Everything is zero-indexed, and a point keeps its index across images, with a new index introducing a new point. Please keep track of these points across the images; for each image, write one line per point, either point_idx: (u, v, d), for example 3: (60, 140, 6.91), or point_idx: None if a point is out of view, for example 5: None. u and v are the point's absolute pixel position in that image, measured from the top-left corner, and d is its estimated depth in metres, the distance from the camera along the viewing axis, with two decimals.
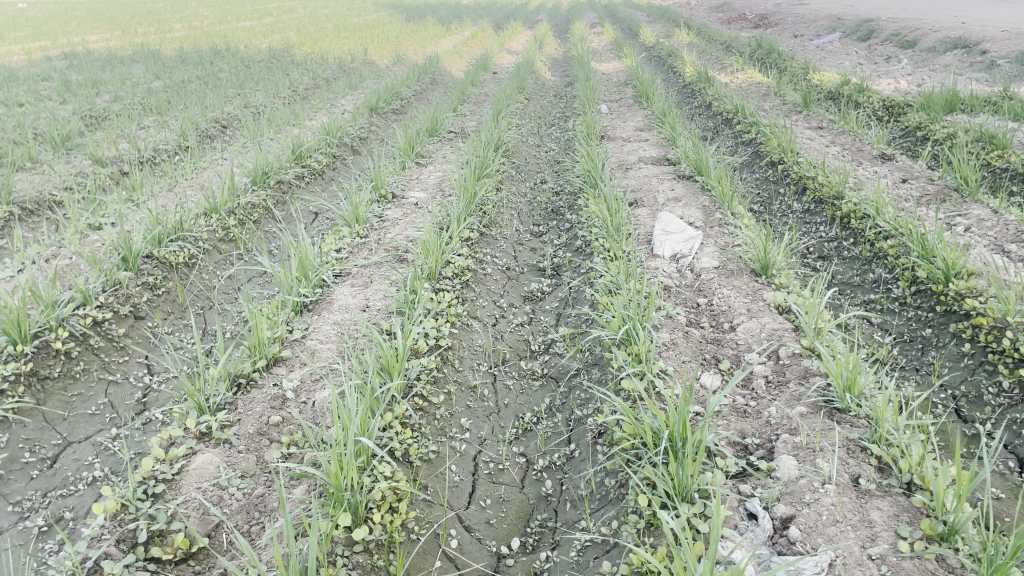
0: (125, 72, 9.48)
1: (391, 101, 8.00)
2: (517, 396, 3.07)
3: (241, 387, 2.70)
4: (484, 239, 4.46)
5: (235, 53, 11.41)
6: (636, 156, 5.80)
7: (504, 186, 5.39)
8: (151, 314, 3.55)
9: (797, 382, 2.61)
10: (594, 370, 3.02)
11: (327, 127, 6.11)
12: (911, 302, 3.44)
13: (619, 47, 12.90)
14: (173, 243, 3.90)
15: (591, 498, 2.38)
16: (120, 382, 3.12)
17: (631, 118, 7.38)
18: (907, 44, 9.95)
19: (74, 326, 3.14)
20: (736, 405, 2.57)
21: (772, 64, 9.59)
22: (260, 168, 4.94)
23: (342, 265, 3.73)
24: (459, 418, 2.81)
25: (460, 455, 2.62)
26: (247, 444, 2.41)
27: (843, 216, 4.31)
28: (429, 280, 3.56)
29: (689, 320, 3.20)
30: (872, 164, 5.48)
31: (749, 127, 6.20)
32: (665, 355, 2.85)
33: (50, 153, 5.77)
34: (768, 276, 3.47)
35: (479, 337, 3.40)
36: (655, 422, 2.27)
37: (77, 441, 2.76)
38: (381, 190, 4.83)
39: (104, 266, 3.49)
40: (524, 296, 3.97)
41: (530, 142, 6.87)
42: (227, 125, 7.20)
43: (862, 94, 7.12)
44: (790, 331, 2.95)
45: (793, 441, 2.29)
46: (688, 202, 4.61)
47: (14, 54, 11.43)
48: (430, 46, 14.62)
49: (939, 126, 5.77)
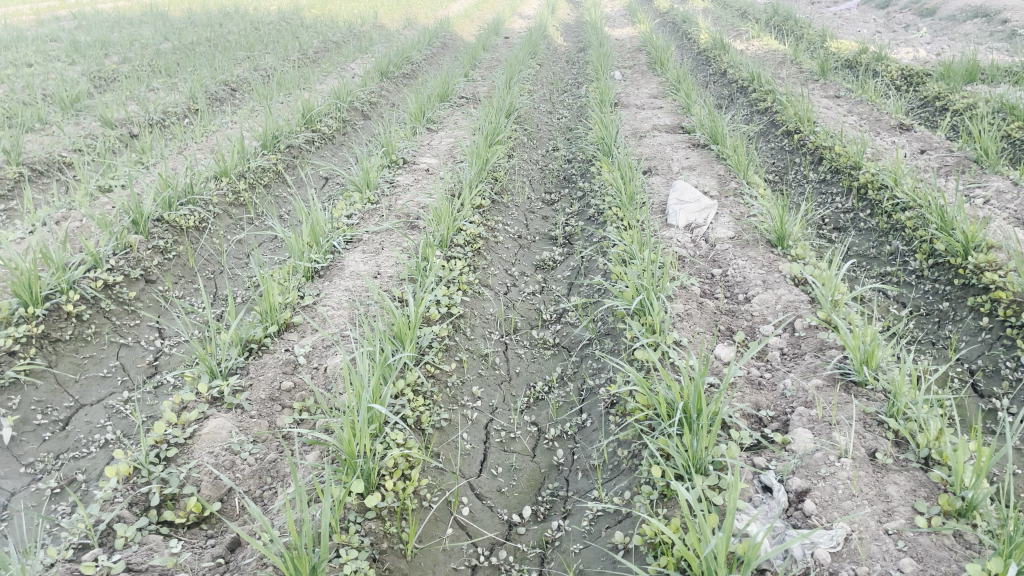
0: (133, 32, 9.39)
1: (401, 66, 7.92)
2: (528, 364, 3.06)
3: (253, 352, 2.69)
4: (496, 207, 4.42)
5: (245, 15, 11.28)
6: (650, 123, 5.73)
7: (516, 153, 5.34)
8: (161, 278, 3.54)
9: (813, 354, 2.58)
10: (607, 340, 3.00)
11: (338, 91, 6.05)
12: (928, 275, 3.40)
13: (633, 13, 12.71)
14: (184, 207, 3.88)
15: (603, 468, 2.36)
16: (131, 345, 3.12)
17: (645, 84, 7.28)
18: (927, 12, 9.75)
19: (84, 289, 3.13)
20: (751, 377, 2.55)
21: (789, 31, 9.43)
22: (270, 131, 4.90)
23: (353, 231, 3.71)
24: (471, 386, 2.80)
25: (472, 423, 2.61)
26: (259, 409, 2.40)
27: (860, 187, 4.25)
28: (441, 248, 3.54)
29: (703, 291, 3.17)
30: (890, 134, 5.40)
31: (765, 95, 6.11)
32: (680, 326, 2.83)
33: (60, 114, 5.74)
34: (784, 247, 3.42)
35: (490, 305, 3.39)
36: (670, 394, 2.25)
37: (89, 404, 2.77)
38: (392, 156, 4.79)
39: (115, 229, 3.47)
40: (535, 264, 3.93)
41: (542, 108, 6.79)
42: (236, 88, 7.13)
43: (880, 63, 7.01)
44: (806, 303, 2.92)
45: (809, 414, 2.26)
46: (702, 170, 4.56)
47: (23, 14, 11.31)
48: (440, 10, 14.43)
49: (959, 97, 5.66)
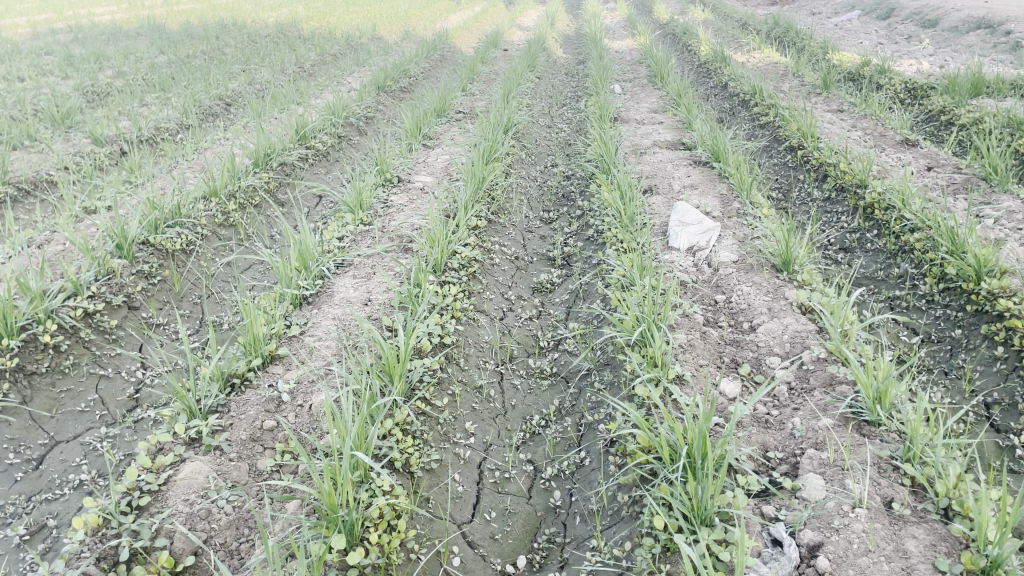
0: (129, 46, 9.30)
1: (398, 79, 7.82)
2: (524, 396, 2.93)
3: (235, 388, 2.56)
4: (493, 227, 4.31)
5: (242, 28, 11.19)
6: (650, 139, 5.62)
7: (513, 170, 5.23)
8: (145, 305, 3.41)
9: (823, 390, 2.46)
10: (607, 371, 2.88)
11: (333, 107, 5.95)
12: (939, 300, 3.28)
13: (633, 25, 12.62)
14: (170, 230, 3.77)
15: (602, 514, 2.24)
16: (111, 377, 2.99)
17: (645, 99, 7.18)
18: (929, 23, 9.66)
19: (63, 318, 3.02)
20: (758, 415, 2.43)
21: (790, 43, 9.33)
22: (262, 149, 4.80)
23: (344, 255, 3.60)
24: (464, 422, 2.68)
25: (464, 463, 2.49)
26: (239, 451, 2.28)
27: (866, 206, 4.14)
28: (434, 273, 3.43)
29: (706, 319, 3.05)
30: (895, 149, 5.29)
31: (767, 110, 6.00)
32: (682, 358, 2.70)
33: (50, 130, 5.64)
34: (789, 272, 3.31)
35: (485, 333, 3.27)
36: (673, 436, 2.13)
37: (65, 440, 2.65)
38: (386, 174, 4.69)
39: (97, 254, 3.36)
40: (532, 287, 3.81)
41: (541, 122, 6.69)
42: (231, 103, 7.02)
43: (884, 76, 6.91)
44: (814, 333, 2.79)
45: (820, 458, 2.14)
46: (705, 189, 4.45)
47: (19, 27, 11.21)
48: (440, 22, 14.37)
49: (965, 111, 5.56)
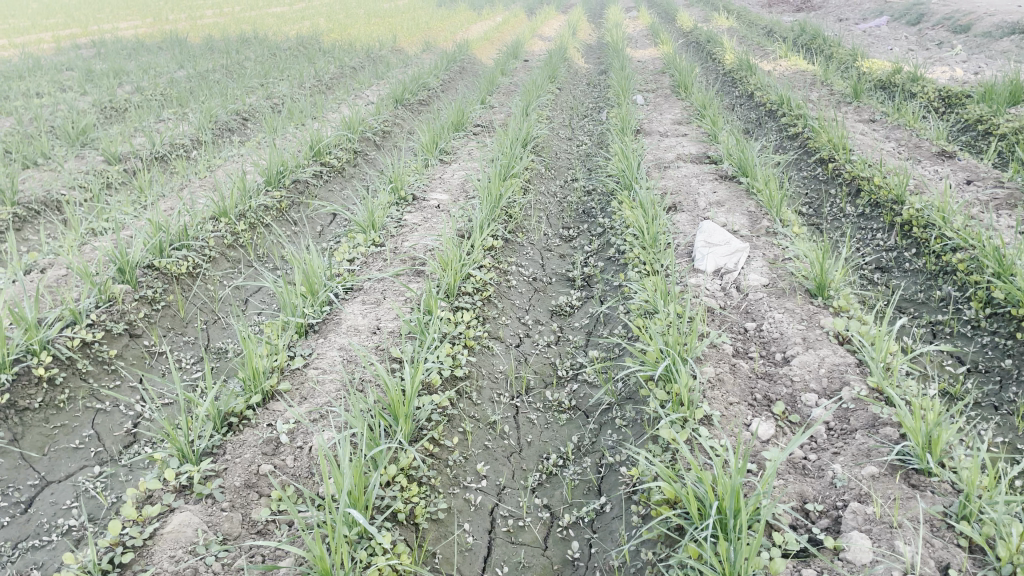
0: (150, 60, 9.27)
1: (417, 92, 7.69)
2: (541, 432, 2.75)
3: (232, 428, 2.41)
4: (510, 246, 4.14)
5: (263, 41, 11.15)
6: (674, 152, 5.43)
7: (532, 186, 5.06)
8: (147, 332, 3.28)
9: (866, 432, 2.26)
10: (629, 407, 2.69)
11: (349, 122, 5.83)
12: (985, 326, 3.05)
13: (656, 33, 12.42)
14: (176, 253, 3.64)
15: (623, 571, 2.05)
16: (109, 411, 2.84)
17: (668, 110, 6.97)
18: (960, 28, 9.37)
19: (59, 349, 2.89)
20: (794, 461, 2.24)
21: (818, 50, 9.09)
22: (275, 167, 4.67)
23: (354, 279, 3.45)
24: (475, 463, 2.50)
25: (474, 510, 2.31)
26: (233, 500, 2.12)
27: (903, 223, 3.92)
28: (446, 299, 3.27)
29: (735, 350, 2.86)
30: (932, 162, 5.05)
31: (796, 120, 5.79)
32: (710, 395, 2.51)
33: (64, 147, 5.56)
34: (824, 297, 3.10)
35: (500, 362, 3.10)
36: (700, 489, 1.96)
37: (57, 481, 2.49)
38: (400, 192, 4.54)
39: (99, 280, 3.23)
40: (551, 310, 3.64)
41: (562, 135, 6.53)
42: (248, 117, 6.93)
43: (916, 84, 6.66)
44: (853, 366, 2.59)
45: (865, 513, 1.94)
46: (732, 207, 4.25)
47: (44, 42, 11.25)
48: (461, 32, 14.25)
49: (1004, 120, 5.31)
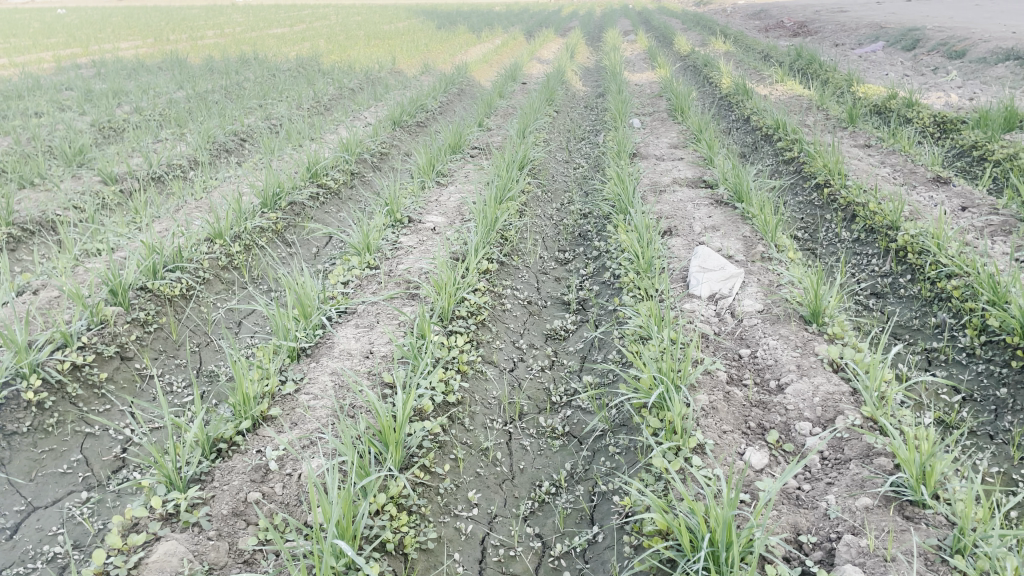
0: (149, 81, 9.30)
1: (415, 114, 7.72)
2: (534, 459, 2.72)
3: (221, 454, 2.40)
4: (504, 269, 4.14)
5: (263, 62, 11.21)
6: (670, 176, 5.45)
7: (528, 209, 5.06)
8: (138, 355, 3.25)
9: (860, 462, 2.25)
10: (622, 434, 2.67)
11: (346, 143, 5.84)
12: (980, 353, 3.04)
13: (654, 56, 12.50)
14: (170, 274, 3.63)
15: None
16: (98, 435, 2.81)
17: (665, 134, 7.00)
18: (955, 54, 9.43)
19: (49, 373, 2.88)
20: (788, 491, 2.22)
21: (814, 75, 9.14)
22: (271, 188, 4.67)
23: (348, 302, 3.44)
24: (467, 491, 2.48)
25: (465, 539, 2.29)
26: (219, 528, 2.10)
27: (898, 249, 3.92)
28: (440, 322, 3.26)
29: (730, 377, 2.84)
30: (927, 187, 5.06)
31: (791, 145, 5.81)
32: (704, 423, 2.50)
33: (60, 166, 5.56)
34: (819, 323, 3.09)
35: (493, 387, 3.08)
36: (692, 520, 1.95)
37: (43, 506, 2.46)
38: (396, 215, 4.54)
39: (91, 302, 3.22)
40: (545, 334, 3.62)
41: (558, 158, 6.55)
42: (245, 138, 6.94)
43: (911, 109, 6.69)
44: (847, 394, 2.58)
45: (859, 545, 1.92)
46: (727, 231, 4.26)
47: (44, 62, 11.29)
48: (460, 54, 14.33)
49: (998, 146, 5.33)
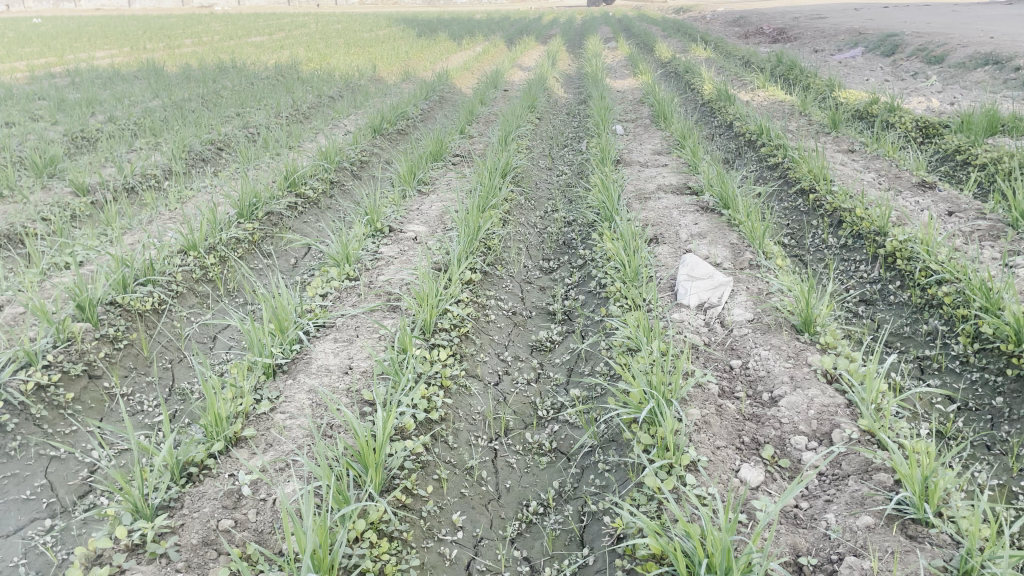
0: (124, 90, 9.13)
1: (395, 121, 7.61)
2: (520, 477, 2.62)
3: (191, 478, 2.28)
4: (487, 279, 4.04)
5: (241, 70, 11.06)
6: (655, 183, 5.37)
7: (511, 217, 4.97)
8: (107, 372, 3.13)
9: (859, 478, 2.17)
10: (612, 450, 2.58)
11: (325, 152, 5.73)
12: (974, 361, 2.98)
13: (635, 63, 12.47)
14: (141, 288, 3.51)
15: None
16: (64, 458, 2.67)
17: (648, 140, 6.94)
18: (934, 59, 9.44)
19: (11, 393, 2.76)
20: (786, 511, 2.14)
21: (795, 81, 9.13)
22: (247, 199, 4.56)
23: (326, 316, 3.32)
24: (451, 513, 2.38)
25: (449, 565, 2.19)
26: (188, 559, 1.99)
27: (887, 255, 3.86)
28: (422, 336, 3.15)
29: (722, 390, 2.76)
30: (913, 192, 5.01)
31: (775, 150, 5.76)
32: (696, 439, 2.41)
33: (30, 177, 5.40)
34: (811, 333, 3.01)
35: (477, 402, 2.98)
36: (688, 544, 1.86)
37: (4, 536, 2.32)
38: (376, 224, 4.43)
39: (57, 318, 3.10)
40: (531, 345, 3.52)
41: (541, 166, 6.47)
42: (223, 147, 6.81)
43: (893, 114, 6.66)
44: (843, 406, 2.50)
45: (862, 567, 1.83)
46: (714, 238, 4.19)
47: (17, 71, 11.07)
48: (441, 62, 14.24)
49: (982, 150, 5.30)
